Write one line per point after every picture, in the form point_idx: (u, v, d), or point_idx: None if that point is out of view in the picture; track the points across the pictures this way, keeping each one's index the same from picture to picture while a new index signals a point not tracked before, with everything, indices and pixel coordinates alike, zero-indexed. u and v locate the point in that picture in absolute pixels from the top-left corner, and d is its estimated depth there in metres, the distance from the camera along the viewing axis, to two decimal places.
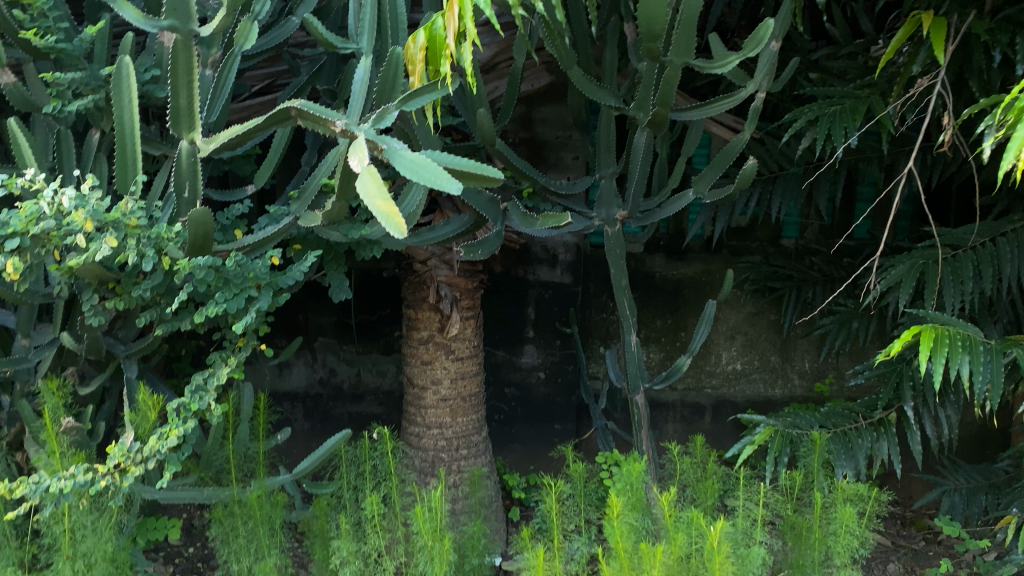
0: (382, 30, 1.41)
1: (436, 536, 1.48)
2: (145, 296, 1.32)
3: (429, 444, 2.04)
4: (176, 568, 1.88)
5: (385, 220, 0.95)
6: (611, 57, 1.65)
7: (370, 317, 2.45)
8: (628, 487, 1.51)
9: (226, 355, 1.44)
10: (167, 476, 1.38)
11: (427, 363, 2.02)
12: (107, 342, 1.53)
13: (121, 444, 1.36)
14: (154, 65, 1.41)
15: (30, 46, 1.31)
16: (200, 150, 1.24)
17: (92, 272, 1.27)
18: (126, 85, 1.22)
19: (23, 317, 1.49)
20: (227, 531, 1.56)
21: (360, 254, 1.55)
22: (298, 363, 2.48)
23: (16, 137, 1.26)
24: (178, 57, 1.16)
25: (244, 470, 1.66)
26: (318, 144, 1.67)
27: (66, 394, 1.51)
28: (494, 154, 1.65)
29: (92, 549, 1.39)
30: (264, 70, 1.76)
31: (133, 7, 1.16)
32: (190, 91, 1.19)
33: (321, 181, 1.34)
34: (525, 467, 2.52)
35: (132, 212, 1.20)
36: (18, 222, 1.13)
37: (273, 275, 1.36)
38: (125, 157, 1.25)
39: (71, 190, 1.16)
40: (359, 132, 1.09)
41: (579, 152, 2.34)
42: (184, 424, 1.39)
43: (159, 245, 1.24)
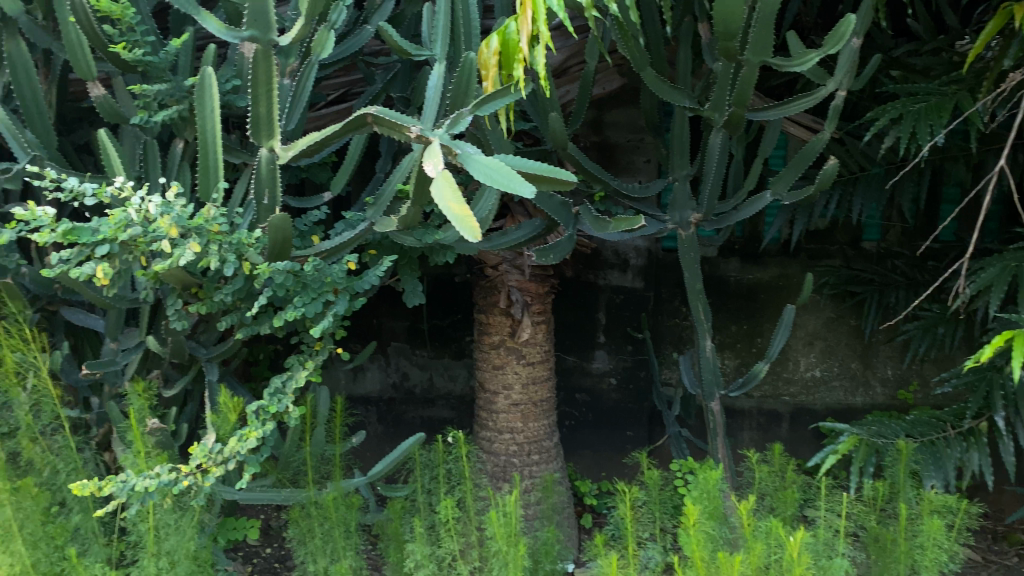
0: (455, 35, 1.41)
1: (511, 541, 1.47)
2: (226, 300, 1.36)
3: (500, 449, 2.04)
4: (254, 567, 1.93)
5: (460, 222, 0.96)
6: (685, 58, 1.63)
7: (441, 323, 2.48)
8: (704, 495, 1.47)
9: (303, 359, 1.47)
10: (246, 477, 1.40)
11: (498, 368, 2.02)
12: (190, 345, 1.58)
13: (203, 445, 1.39)
14: (235, 75, 1.45)
15: (118, 59, 1.36)
16: (279, 157, 1.27)
17: (176, 277, 1.31)
18: (208, 95, 1.25)
19: (112, 321, 1.55)
20: (304, 531, 1.58)
21: (433, 259, 1.56)
22: (371, 368, 2.52)
23: (105, 148, 1.31)
24: (258, 67, 1.18)
25: (321, 472, 1.69)
26: (391, 151, 1.70)
27: (151, 396, 1.57)
28: (565, 159, 1.64)
29: (176, 546, 1.43)
30: (340, 79, 1.79)
31: (216, 19, 1.20)
32: (270, 101, 1.22)
33: (396, 186, 1.35)
34: (597, 474, 2.50)
35: (213, 218, 1.24)
36: (108, 228, 1.17)
37: (348, 279, 1.38)
38: (207, 164, 1.29)
39: (157, 198, 1.19)
40: (434, 138, 1.10)
41: (650, 155, 2.32)
42: (263, 425, 1.41)
43: (240, 250, 1.28)
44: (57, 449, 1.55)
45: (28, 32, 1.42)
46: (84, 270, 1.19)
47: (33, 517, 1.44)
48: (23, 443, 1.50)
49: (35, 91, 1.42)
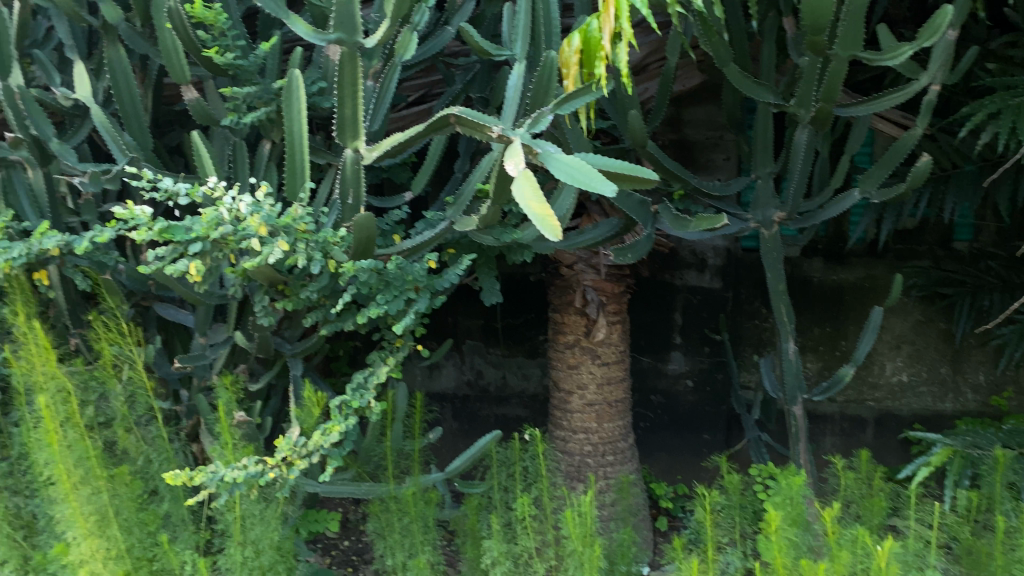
0: (536, 33, 1.41)
1: (587, 542, 1.47)
2: (312, 297, 1.40)
3: (575, 449, 2.03)
4: (332, 560, 1.98)
5: (540, 222, 0.96)
6: (769, 53, 1.59)
7: (515, 322, 2.49)
8: (786, 501, 1.43)
9: (384, 355, 1.51)
10: (329, 470, 1.43)
11: (573, 367, 2.01)
12: (276, 341, 1.63)
13: (289, 438, 1.42)
14: (321, 78, 1.48)
15: (211, 63, 1.40)
16: (364, 158, 1.29)
17: (264, 275, 1.34)
18: (296, 97, 1.28)
19: (201, 317, 1.60)
20: (383, 525, 1.61)
21: (511, 258, 1.56)
22: (447, 365, 2.54)
23: (198, 152, 1.35)
24: (344, 69, 1.21)
25: (400, 467, 1.71)
26: (470, 150, 1.72)
27: (237, 390, 1.62)
28: (644, 157, 1.62)
29: (261, 536, 1.48)
30: (420, 80, 1.81)
31: (305, 23, 1.23)
32: (355, 103, 1.24)
33: (476, 186, 1.35)
34: (672, 476, 2.46)
35: (300, 217, 1.27)
36: (200, 227, 1.21)
37: (429, 278, 1.40)
38: (294, 165, 1.32)
39: (247, 197, 1.22)
40: (515, 137, 1.10)
41: (730, 152, 2.28)
42: (345, 420, 1.44)
43: (325, 248, 1.31)
44: (150, 439, 1.61)
45: (127, 38, 1.48)
46: (178, 267, 1.24)
47: (128, 503, 1.51)
48: (119, 432, 1.57)
49: (133, 96, 1.48)
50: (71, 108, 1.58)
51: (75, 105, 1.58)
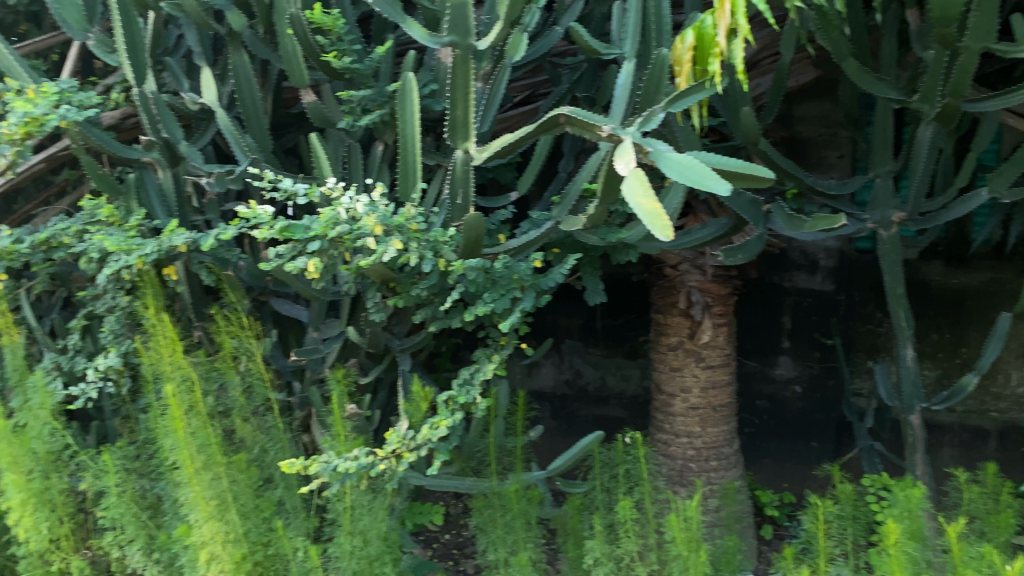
0: (647, 31, 1.39)
1: (692, 547, 1.45)
2: (422, 294, 1.44)
3: (677, 453, 2.01)
4: (434, 552, 2.02)
5: (651, 221, 0.95)
6: (890, 48, 1.53)
7: (616, 322, 2.47)
8: (905, 514, 1.38)
9: (489, 353, 1.53)
10: (437, 464, 1.45)
11: (676, 370, 1.98)
12: (385, 337, 1.69)
13: (398, 431, 1.45)
14: (432, 80, 1.51)
15: (329, 67, 1.45)
16: (474, 159, 1.31)
17: (377, 272, 1.38)
18: (409, 100, 1.31)
19: (316, 313, 1.68)
20: (486, 520, 1.63)
21: (616, 258, 1.55)
22: (546, 364, 2.56)
23: (317, 154, 1.41)
24: (457, 72, 1.22)
25: (503, 463, 1.73)
26: (575, 150, 1.72)
27: (348, 383, 1.67)
28: (755, 155, 1.58)
29: (369, 526, 1.53)
30: (526, 81, 1.83)
31: (420, 26, 1.27)
32: (467, 104, 1.26)
33: (584, 185, 1.35)
34: (778, 484, 2.41)
35: (412, 217, 1.30)
36: (318, 226, 1.25)
37: (535, 277, 1.40)
38: (407, 166, 1.36)
39: (364, 198, 1.26)
40: (625, 136, 1.09)
41: (845, 150, 2.19)
42: (452, 415, 1.47)
43: (436, 247, 1.33)
44: (267, 428, 1.69)
45: (251, 45, 1.56)
46: (297, 264, 1.29)
47: (246, 489, 1.59)
48: (237, 422, 1.65)
49: (255, 99, 1.55)
50: (199, 112, 1.68)
51: (203, 109, 1.67)
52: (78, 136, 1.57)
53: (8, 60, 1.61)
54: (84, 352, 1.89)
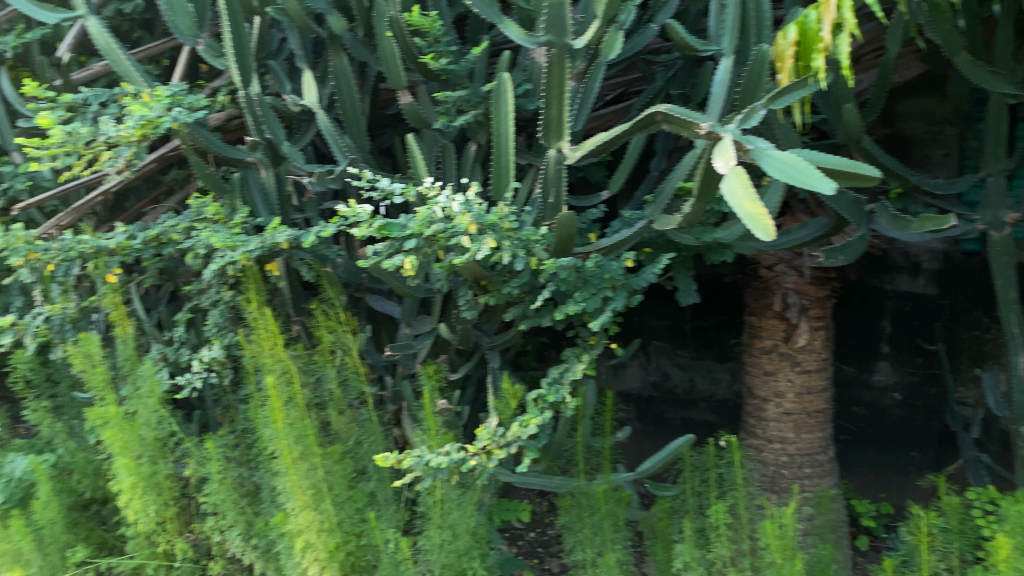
0: (746, 28, 1.37)
1: (787, 554, 1.41)
2: (513, 292, 1.45)
3: (769, 458, 1.97)
4: (519, 549, 2.03)
5: (753, 222, 0.95)
6: (1005, 39, 1.46)
7: (705, 324, 2.44)
8: (1018, 530, 1.31)
9: (579, 352, 1.53)
10: (527, 461, 1.46)
11: (770, 374, 1.94)
12: (476, 334, 1.72)
13: (489, 427, 1.46)
14: (526, 80, 1.52)
15: (425, 68, 1.48)
16: (567, 158, 1.31)
17: (470, 270, 1.40)
18: (504, 99, 1.32)
19: (408, 308, 1.71)
20: (574, 520, 1.63)
21: (711, 258, 1.53)
22: (633, 365, 2.55)
23: (412, 154, 1.44)
24: (552, 71, 1.23)
25: (591, 463, 1.73)
26: (667, 148, 1.70)
27: (439, 378, 1.70)
28: (857, 153, 1.53)
29: (458, 520, 1.56)
30: (618, 79, 1.82)
31: (517, 27, 1.28)
32: (561, 102, 1.26)
33: (679, 184, 1.33)
34: (875, 494, 2.32)
35: (506, 216, 1.30)
36: (415, 224, 1.28)
37: (627, 277, 1.39)
38: (500, 165, 1.37)
39: (459, 197, 1.27)
40: (724, 133, 1.07)
41: (951, 148, 2.10)
42: (541, 413, 1.47)
43: (528, 246, 1.34)
44: (361, 421, 1.74)
45: (350, 48, 1.60)
46: (394, 261, 1.32)
47: (340, 480, 1.63)
48: (333, 413, 1.70)
49: (353, 100, 1.59)
50: (300, 114, 1.73)
51: (303, 111, 1.73)
52: (188, 136, 1.64)
53: (125, 65, 1.70)
54: (188, 344, 1.98)
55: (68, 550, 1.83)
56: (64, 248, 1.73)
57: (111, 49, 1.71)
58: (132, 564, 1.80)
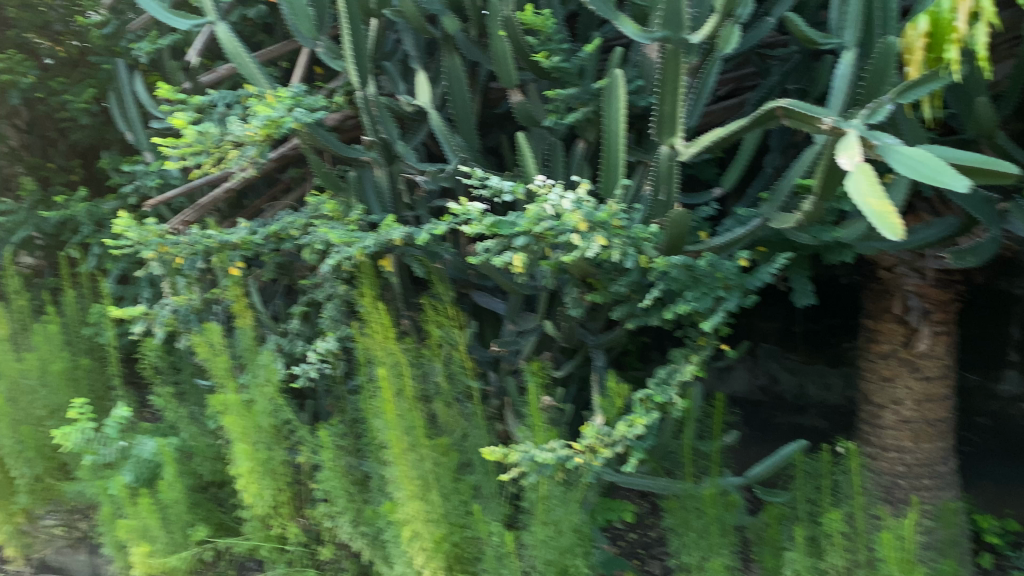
0: (870, 20, 1.32)
1: (908, 568, 1.36)
2: (622, 291, 1.44)
3: (885, 467, 1.89)
4: (621, 549, 2.01)
5: (881, 221, 0.93)
6: None
7: (818, 327, 2.40)
8: None
9: (688, 352, 1.51)
10: (633, 461, 1.45)
11: (887, 380, 1.86)
12: (581, 332, 1.72)
13: (595, 426, 1.45)
14: (638, 77, 1.51)
15: (537, 66, 1.49)
16: (680, 154, 1.30)
17: (579, 268, 1.40)
18: (616, 96, 1.32)
19: (513, 305, 1.74)
20: (680, 522, 1.61)
21: (829, 258, 1.48)
22: (740, 368, 2.49)
23: (523, 151, 1.45)
24: (667, 67, 1.22)
25: (698, 465, 1.71)
26: (782, 144, 1.65)
27: (545, 375, 1.71)
28: (989, 149, 1.46)
29: (562, 517, 1.56)
30: (731, 74, 1.78)
31: (632, 23, 1.27)
32: (675, 98, 1.25)
33: (797, 181, 1.31)
34: (999, 510, 2.13)
35: (616, 213, 1.29)
36: (524, 221, 1.29)
37: (741, 276, 1.36)
38: (610, 162, 1.36)
39: (570, 195, 1.26)
40: (849, 129, 1.05)
41: None
42: (649, 413, 1.46)
43: (639, 244, 1.33)
44: (467, 415, 1.76)
45: (463, 47, 1.62)
46: (503, 258, 1.33)
47: (446, 472, 1.66)
48: (440, 406, 1.74)
49: (465, 99, 1.61)
50: (413, 114, 1.78)
51: (416, 110, 1.77)
52: (307, 136, 1.70)
53: (251, 68, 1.77)
54: (303, 336, 2.07)
55: (190, 529, 1.93)
56: (192, 243, 1.86)
57: (238, 53, 1.79)
58: (248, 545, 1.88)
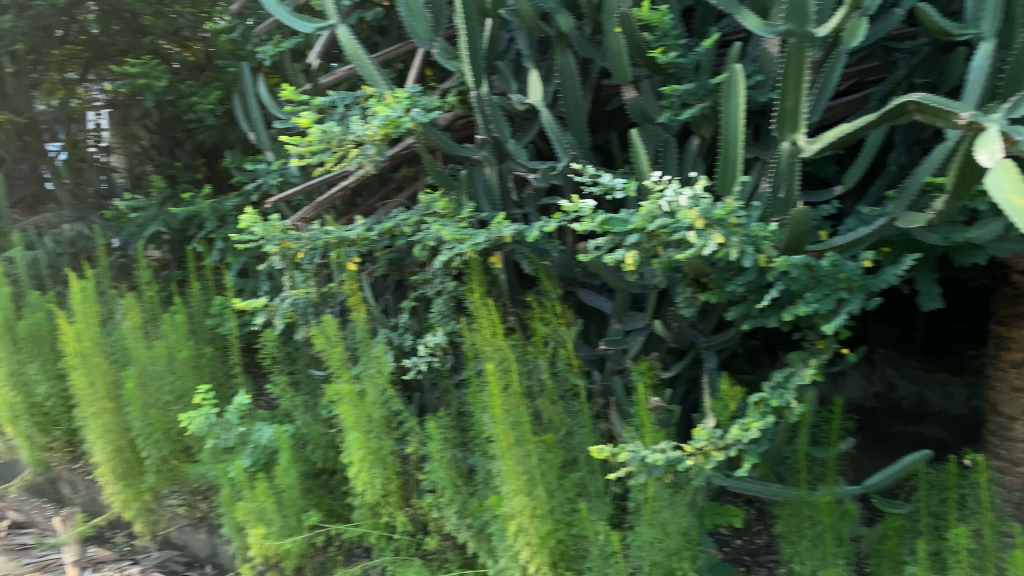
0: (1012, 8, 1.25)
1: None
2: (737, 291, 1.42)
3: (1015, 483, 1.76)
4: (726, 555, 1.95)
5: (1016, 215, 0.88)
6: None
7: (939, 333, 2.35)
8: None
9: (805, 356, 1.47)
10: (747, 465, 1.42)
11: (1020, 391, 1.76)
12: (692, 332, 1.69)
13: (707, 428, 1.43)
14: (757, 72, 1.48)
15: (654, 63, 1.48)
16: (802, 151, 1.26)
17: (693, 267, 1.38)
18: (735, 91, 1.29)
19: (620, 304, 1.74)
20: (792, 530, 1.57)
21: (958, 259, 1.41)
22: (856, 374, 2.38)
23: (635, 148, 1.44)
24: (790, 62, 1.19)
25: (813, 473, 1.65)
26: (908, 141, 1.58)
27: (654, 375, 1.69)
28: None
29: (670, 519, 1.54)
30: (854, 68, 1.72)
31: (754, 17, 1.25)
32: (799, 94, 1.22)
33: (927, 178, 1.26)
34: None
35: (734, 211, 1.26)
36: (638, 219, 1.28)
37: (864, 278, 1.31)
38: (727, 159, 1.33)
39: (687, 192, 1.24)
40: (990, 124, 0.99)
41: None
42: (763, 417, 1.42)
43: (757, 243, 1.29)
44: (573, 413, 1.76)
45: (577, 45, 1.62)
46: (616, 256, 1.32)
47: (552, 469, 1.65)
48: (546, 403, 1.75)
49: (577, 97, 1.61)
50: (524, 112, 1.81)
51: (528, 109, 1.78)
52: (422, 136, 1.74)
53: (369, 69, 1.83)
54: (412, 330, 2.11)
55: (303, 513, 2.00)
56: (312, 238, 1.93)
57: (358, 55, 1.85)
58: (357, 531, 1.94)
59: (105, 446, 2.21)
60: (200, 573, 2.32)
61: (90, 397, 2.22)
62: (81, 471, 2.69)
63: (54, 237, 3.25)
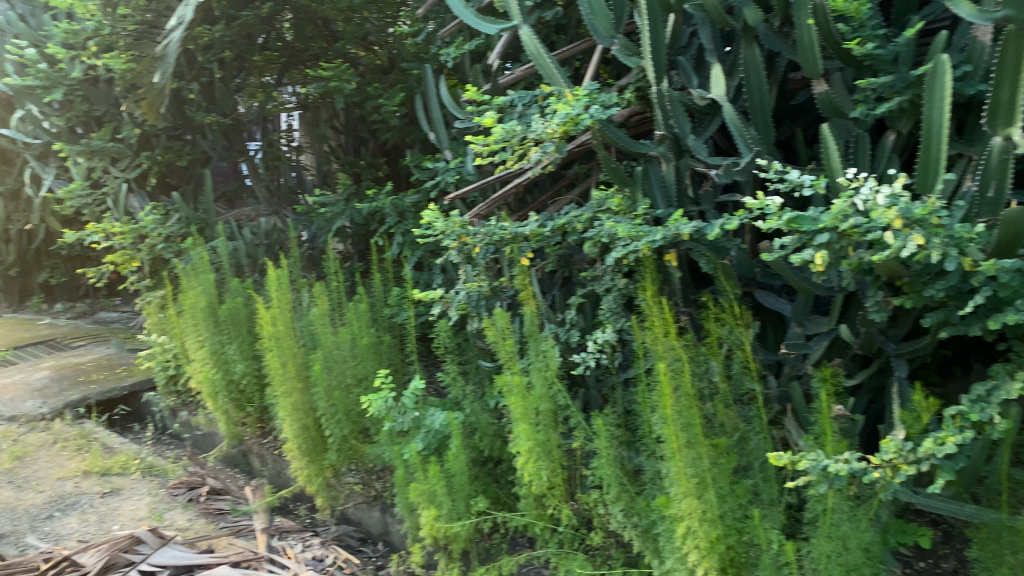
0: None
1: None
2: (936, 296, 1.33)
3: None
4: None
5: None
6: None
7: None
8: None
9: (1012, 369, 1.37)
10: (941, 482, 1.33)
11: None
12: (880, 339, 1.60)
13: (897, 440, 1.35)
14: (964, 62, 1.38)
15: (849, 54, 1.42)
16: (1017, 147, 1.16)
17: (888, 268, 1.31)
18: (940, 83, 1.21)
19: (800, 307, 1.67)
20: (990, 556, 1.45)
21: None
22: None
23: (827, 143, 1.36)
24: (1008, 48, 1.12)
25: (1014, 496, 1.52)
26: None
27: (836, 383, 1.62)
28: None
29: (851, 534, 1.47)
30: None
31: (968, 2, 1.17)
32: (1015, 84, 1.13)
33: None
34: None
35: (937, 210, 1.18)
36: (828, 218, 1.23)
37: None
38: (929, 156, 1.25)
39: (884, 190, 1.18)
40: None
41: None
42: (961, 433, 1.33)
43: (961, 245, 1.20)
44: (747, 418, 1.72)
45: (764, 38, 1.57)
46: (803, 256, 1.28)
47: (724, 474, 1.62)
48: (719, 406, 1.71)
49: (762, 91, 1.56)
50: (705, 107, 1.76)
51: (709, 104, 1.75)
52: (598, 133, 1.73)
53: (550, 67, 1.86)
54: (580, 326, 2.13)
55: (472, 500, 2.06)
56: (489, 233, 1.98)
57: (538, 53, 1.88)
58: (523, 520, 1.98)
59: (294, 424, 2.37)
60: (374, 549, 2.45)
61: (282, 377, 2.40)
62: (270, 445, 2.89)
63: (252, 229, 3.53)
